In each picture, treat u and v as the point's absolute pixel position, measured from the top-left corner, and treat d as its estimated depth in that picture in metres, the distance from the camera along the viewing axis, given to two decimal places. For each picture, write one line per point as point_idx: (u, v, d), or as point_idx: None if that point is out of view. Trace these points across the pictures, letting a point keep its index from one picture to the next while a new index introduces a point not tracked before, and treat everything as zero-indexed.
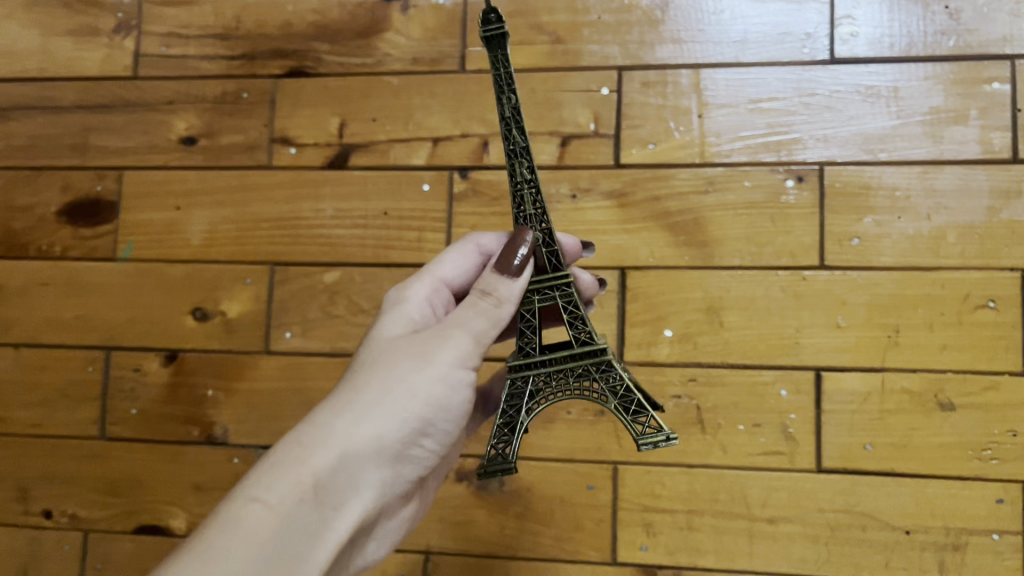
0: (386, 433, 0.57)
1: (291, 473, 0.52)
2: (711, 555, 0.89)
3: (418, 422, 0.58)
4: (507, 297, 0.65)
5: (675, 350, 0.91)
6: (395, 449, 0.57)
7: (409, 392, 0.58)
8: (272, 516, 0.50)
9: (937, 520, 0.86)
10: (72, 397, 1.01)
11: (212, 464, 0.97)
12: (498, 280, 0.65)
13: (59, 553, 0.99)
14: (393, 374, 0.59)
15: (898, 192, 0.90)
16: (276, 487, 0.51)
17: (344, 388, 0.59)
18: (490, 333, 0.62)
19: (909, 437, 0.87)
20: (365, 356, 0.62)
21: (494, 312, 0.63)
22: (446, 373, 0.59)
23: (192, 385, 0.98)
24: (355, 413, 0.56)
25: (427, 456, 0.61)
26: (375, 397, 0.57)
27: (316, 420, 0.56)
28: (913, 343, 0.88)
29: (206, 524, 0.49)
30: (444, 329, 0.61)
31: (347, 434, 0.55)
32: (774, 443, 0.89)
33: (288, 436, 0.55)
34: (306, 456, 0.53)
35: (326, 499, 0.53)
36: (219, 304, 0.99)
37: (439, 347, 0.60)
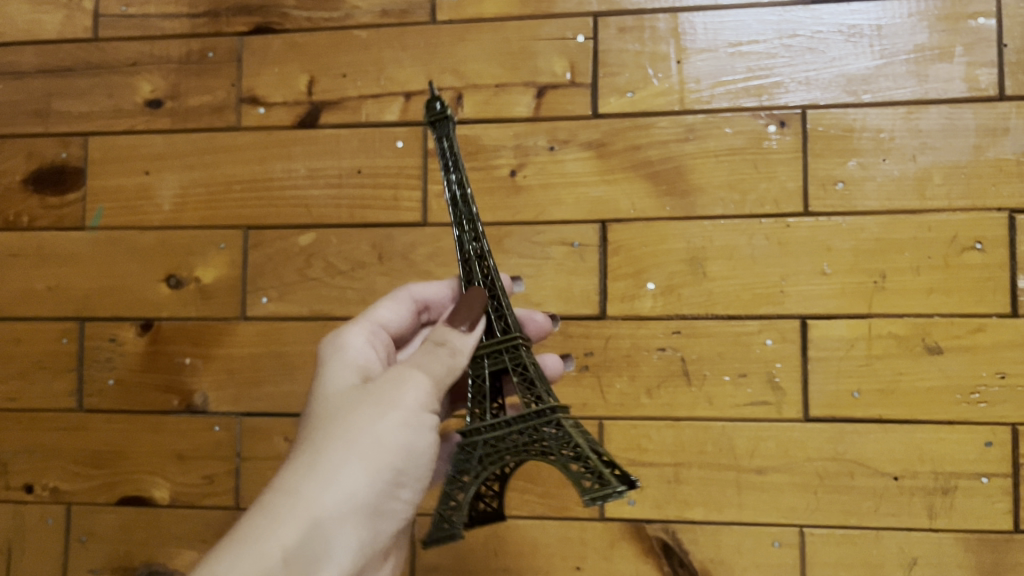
0: (355, 491, 0.55)
1: (256, 551, 0.51)
2: (699, 507, 0.88)
3: (389, 474, 0.57)
4: (462, 349, 0.63)
5: (658, 303, 0.90)
6: (368, 506, 0.56)
7: (374, 445, 0.56)
8: None
9: (925, 464, 0.86)
10: (48, 368, 0.99)
11: (193, 432, 0.95)
12: (455, 334, 0.64)
13: (43, 527, 0.98)
14: (356, 427, 0.57)
15: (882, 134, 0.88)
16: (238, 568, 0.50)
17: (307, 447, 0.57)
18: (447, 380, 0.61)
19: (896, 381, 0.86)
20: (324, 407, 0.60)
21: (448, 360, 0.62)
22: (411, 419, 0.58)
23: (169, 354, 0.97)
24: (321, 475, 0.55)
25: (404, 506, 0.59)
26: (338, 455, 0.56)
27: (280, 488, 0.55)
28: (900, 288, 0.87)
29: None
30: (400, 372, 0.60)
31: (312, 499, 0.54)
32: (760, 393, 0.88)
33: (252, 508, 0.54)
34: (268, 531, 0.52)
35: (293, 571, 0.51)
36: (194, 271, 0.97)
37: (398, 393, 0.58)
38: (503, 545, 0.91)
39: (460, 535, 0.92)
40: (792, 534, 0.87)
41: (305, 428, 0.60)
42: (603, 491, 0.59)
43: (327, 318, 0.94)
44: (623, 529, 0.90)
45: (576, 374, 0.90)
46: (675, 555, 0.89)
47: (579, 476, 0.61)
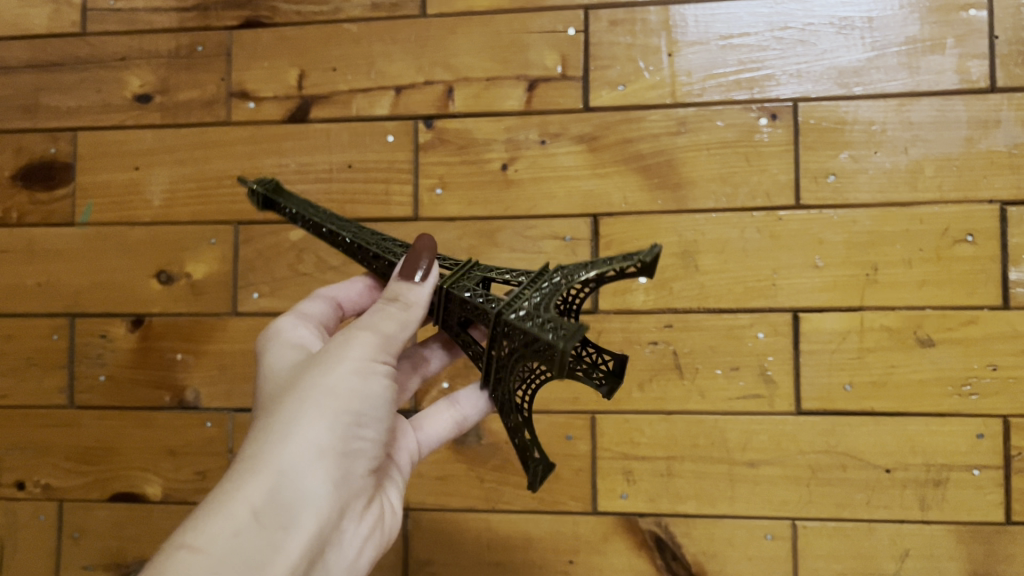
0: (316, 443, 0.55)
1: (223, 512, 0.50)
2: (692, 500, 0.89)
3: (348, 417, 0.56)
4: (414, 299, 0.62)
5: (651, 296, 0.90)
6: (331, 451, 0.55)
7: (327, 393, 0.56)
8: (208, 556, 0.48)
9: (917, 457, 0.86)
10: (39, 365, 0.99)
11: (185, 428, 0.95)
12: (403, 285, 0.62)
13: (35, 524, 0.98)
14: (309, 385, 0.57)
15: (874, 126, 0.88)
16: (206, 531, 0.49)
17: (262, 416, 0.57)
18: (400, 336, 0.60)
19: (888, 374, 0.87)
20: (277, 383, 0.60)
21: (401, 316, 0.61)
22: (361, 364, 0.58)
23: (160, 350, 0.96)
24: (278, 434, 0.55)
25: (368, 447, 0.59)
26: (292, 410, 0.55)
27: (242, 455, 0.55)
28: (891, 280, 0.87)
29: None
30: (346, 334, 0.60)
31: (273, 457, 0.54)
32: (752, 386, 0.88)
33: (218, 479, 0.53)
34: (233, 492, 0.52)
35: (265, 525, 0.51)
36: (184, 266, 0.97)
37: (346, 348, 0.58)
38: (496, 539, 0.91)
39: (453, 529, 0.92)
40: (785, 526, 0.87)
41: (261, 404, 0.60)
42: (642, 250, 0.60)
43: None
44: (617, 523, 0.90)
45: None
46: (668, 548, 0.89)
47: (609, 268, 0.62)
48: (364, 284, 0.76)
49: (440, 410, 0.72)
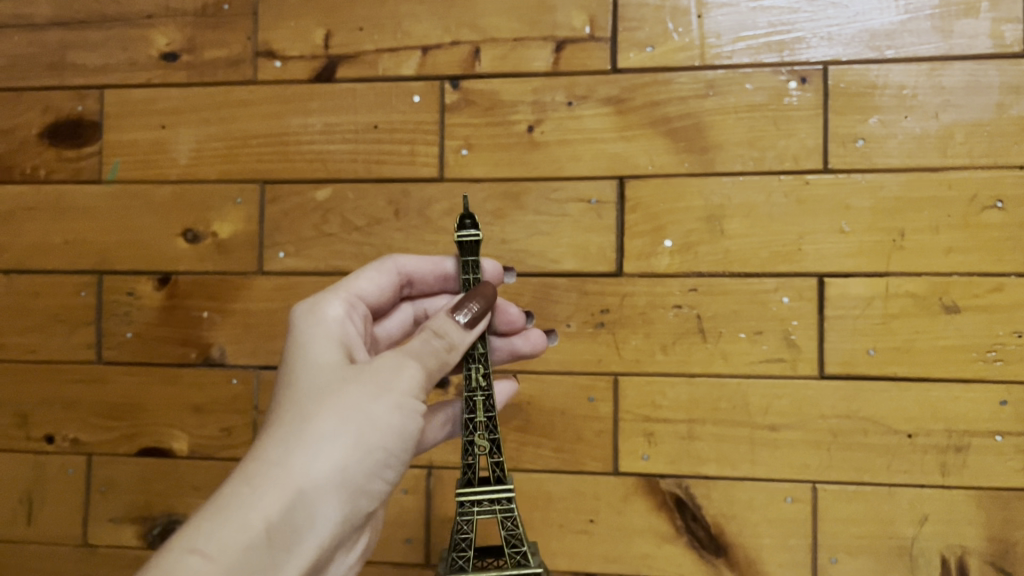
0: (339, 468, 0.56)
1: (239, 521, 0.51)
2: (713, 463, 0.89)
3: (378, 452, 0.58)
4: (458, 343, 0.63)
5: (675, 260, 0.90)
6: (354, 482, 0.57)
7: (366, 422, 0.57)
8: (212, 568, 0.49)
9: (939, 422, 0.86)
10: (67, 321, 1.00)
11: (211, 385, 0.96)
12: (454, 327, 0.63)
13: (63, 477, 0.99)
14: (348, 404, 0.57)
15: (905, 91, 0.87)
16: (218, 541, 0.50)
17: (292, 417, 0.57)
18: (436, 375, 0.61)
19: (913, 340, 0.86)
20: (311, 379, 0.60)
21: (443, 355, 0.62)
22: (405, 400, 0.58)
23: (187, 308, 0.97)
24: (306, 448, 0.55)
25: (388, 481, 0.60)
26: (326, 429, 0.56)
27: (263, 457, 0.55)
28: (918, 247, 0.87)
29: (140, 574, 0.48)
30: (398, 356, 0.60)
31: (299, 473, 0.54)
32: (775, 350, 0.88)
33: (237, 475, 0.54)
34: (249, 502, 0.52)
35: (274, 544, 0.52)
36: (210, 225, 0.97)
37: (393, 376, 0.59)
38: (517, 499, 0.92)
39: None
40: (805, 489, 0.88)
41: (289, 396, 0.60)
42: None
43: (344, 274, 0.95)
44: (637, 484, 0.91)
45: (591, 331, 0.91)
46: (688, 509, 0.90)
47: None
48: (432, 271, 0.79)
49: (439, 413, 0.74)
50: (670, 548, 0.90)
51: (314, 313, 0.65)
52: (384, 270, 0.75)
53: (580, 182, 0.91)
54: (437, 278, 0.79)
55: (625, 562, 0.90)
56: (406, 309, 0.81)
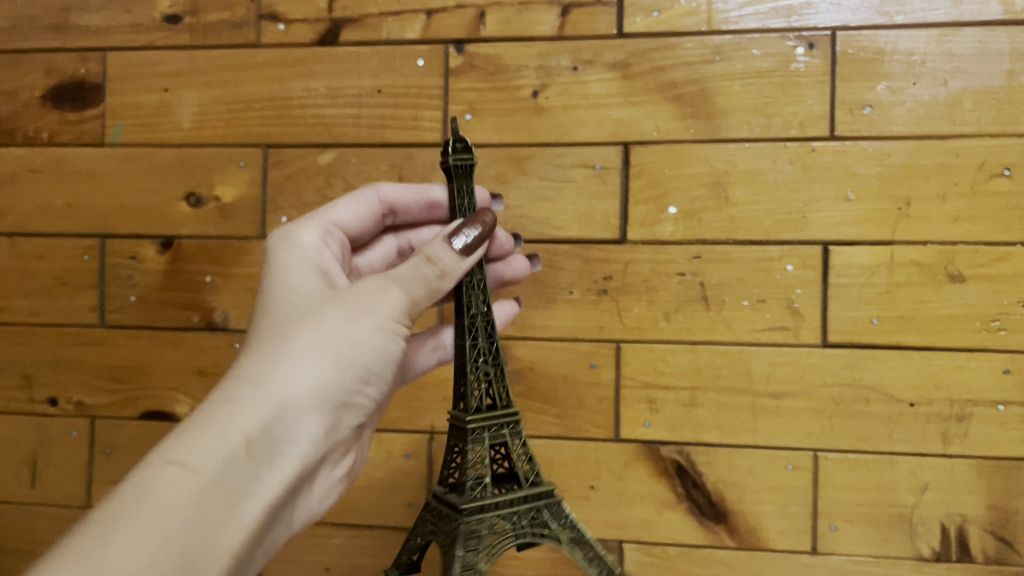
0: (319, 386, 0.56)
1: (218, 433, 0.51)
2: (715, 430, 0.89)
3: (356, 372, 0.58)
4: (450, 270, 0.64)
5: (680, 227, 0.90)
6: (331, 400, 0.57)
7: (346, 342, 0.57)
8: (192, 479, 0.49)
9: (941, 391, 0.86)
10: (71, 285, 1.00)
11: (214, 349, 0.97)
12: (448, 254, 0.64)
13: (67, 439, 1.00)
14: (329, 324, 0.58)
15: (914, 57, 0.86)
16: (198, 451, 0.50)
17: (272, 337, 0.58)
18: (423, 300, 0.62)
19: (917, 308, 0.86)
20: (290, 305, 0.61)
21: (433, 281, 0.63)
22: (384, 322, 0.59)
23: (190, 272, 0.97)
24: (285, 366, 0.56)
25: (365, 399, 0.61)
26: (307, 348, 0.57)
27: (243, 375, 0.55)
28: (924, 215, 0.86)
29: (118, 486, 0.48)
30: (382, 281, 0.61)
31: (278, 390, 0.55)
32: (779, 318, 0.88)
33: (216, 392, 0.54)
34: (228, 416, 0.52)
35: (254, 457, 0.52)
36: (213, 189, 0.97)
37: (376, 300, 0.60)
38: None
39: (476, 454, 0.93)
40: (806, 457, 0.88)
41: (267, 321, 0.60)
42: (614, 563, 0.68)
43: None
44: (638, 451, 0.91)
45: (594, 298, 0.91)
46: (688, 476, 0.90)
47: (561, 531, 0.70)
48: (418, 199, 0.79)
49: (430, 340, 0.77)
50: (671, 514, 0.90)
51: (290, 239, 0.67)
52: (365, 199, 0.76)
53: (584, 148, 0.91)
54: (422, 207, 0.80)
55: (626, 528, 0.91)
56: (389, 240, 0.82)
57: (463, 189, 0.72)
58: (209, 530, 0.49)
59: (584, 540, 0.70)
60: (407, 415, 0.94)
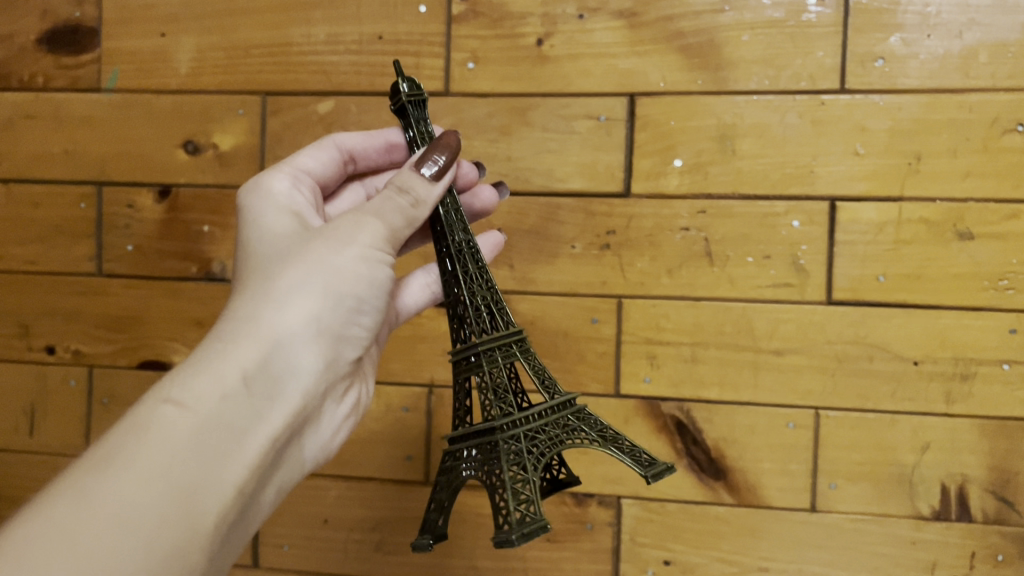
0: (309, 318, 0.57)
1: (212, 369, 0.51)
2: (716, 387, 0.89)
3: (345, 304, 0.58)
4: (425, 199, 0.62)
5: (685, 180, 0.88)
6: (322, 333, 0.57)
7: (331, 274, 0.58)
8: (190, 415, 0.49)
9: (946, 351, 0.85)
10: (68, 233, 0.99)
11: (212, 299, 0.96)
12: (420, 181, 0.62)
13: (65, 388, 0.99)
14: (313, 258, 0.58)
15: (929, 8, 0.84)
16: (193, 387, 0.50)
17: (258, 278, 0.58)
18: (404, 232, 0.62)
19: (924, 267, 0.85)
20: (271, 250, 0.60)
21: (409, 211, 0.61)
22: (367, 252, 0.59)
23: (188, 222, 0.96)
24: (273, 303, 0.56)
25: (358, 334, 0.61)
26: (293, 283, 0.57)
27: (233, 317, 0.55)
28: (934, 171, 0.84)
29: (117, 427, 0.48)
30: (357, 215, 0.60)
31: (267, 326, 0.55)
32: (783, 275, 0.87)
33: (207, 336, 0.54)
34: (222, 355, 0.53)
35: (253, 392, 0.52)
36: (211, 137, 0.95)
37: (355, 231, 0.59)
38: None
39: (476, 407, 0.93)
40: (807, 416, 0.87)
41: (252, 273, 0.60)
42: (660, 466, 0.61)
43: None
44: (638, 406, 0.90)
45: (596, 252, 0.90)
46: (689, 432, 0.89)
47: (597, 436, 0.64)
48: (379, 142, 0.78)
49: (418, 277, 0.74)
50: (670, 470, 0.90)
51: (258, 189, 0.65)
52: (327, 147, 0.74)
53: (589, 98, 0.89)
54: (381, 150, 0.79)
55: (625, 483, 0.90)
56: (356, 188, 0.80)
57: (422, 119, 0.70)
58: (213, 459, 0.48)
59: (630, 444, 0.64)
60: (406, 367, 0.93)
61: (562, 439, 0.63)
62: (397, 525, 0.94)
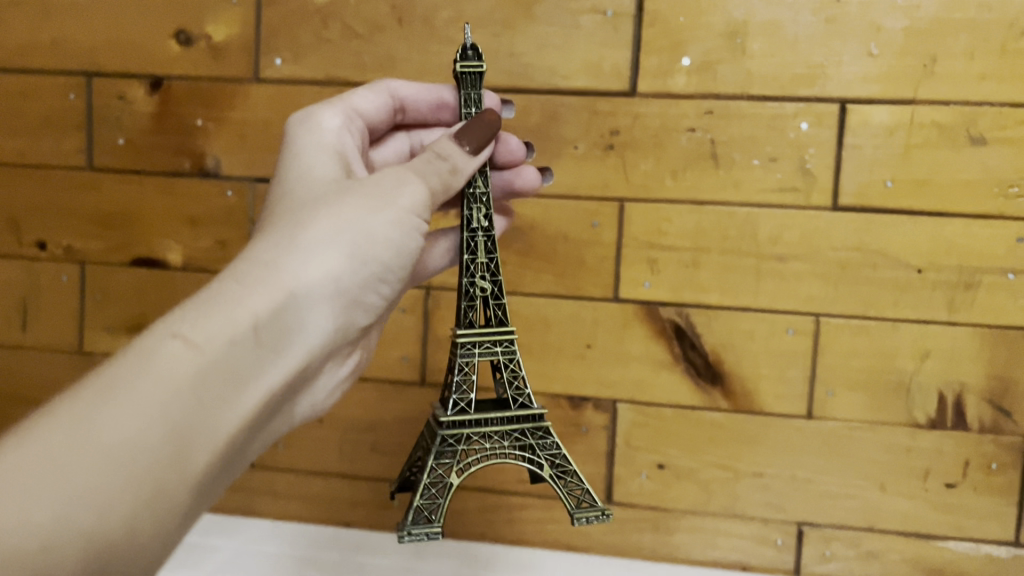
0: (333, 276, 0.53)
1: (228, 308, 0.49)
2: (716, 292, 0.88)
3: (371, 266, 0.56)
4: (461, 168, 0.63)
5: (692, 80, 0.85)
6: (340, 294, 0.54)
7: (361, 232, 0.55)
8: (194, 355, 0.46)
9: (952, 259, 0.84)
10: (57, 125, 0.96)
11: (206, 195, 0.94)
12: (459, 151, 0.63)
13: (57, 284, 0.98)
14: (346, 213, 0.55)
15: None
16: (204, 325, 0.47)
17: (288, 221, 0.55)
18: (440, 198, 0.61)
19: (933, 172, 0.83)
20: (306, 196, 0.57)
21: (447, 177, 0.62)
22: (403, 216, 0.57)
23: (181, 115, 0.94)
24: (297, 250, 0.53)
25: (375, 302, 0.58)
26: (323, 235, 0.54)
27: (255, 257, 0.52)
28: (949, 74, 0.82)
29: (119, 354, 0.45)
30: (399, 174, 0.59)
31: (289, 272, 0.52)
32: (790, 179, 0.85)
33: (227, 272, 0.51)
34: (239, 296, 0.50)
35: (261, 343, 0.50)
36: (204, 28, 0.92)
37: (395, 192, 0.57)
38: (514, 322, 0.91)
39: None
40: (807, 322, 0.86)
41: (280, 211, 0.57)
42: (590, 512, 0.70)
43: (342, 84, 0.90)
44: (637, 311, 0.89)
45: (599, 153, 0.88)
46: (686, 337, 0.89)
47: (547, 457, 0.71)
48: (434, 99, 0.75)
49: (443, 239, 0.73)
50: (667, 376, 0.90)
51: (312, 126, 0.64)
52: (380, 92, 0.72)
53: None
54: (433, 106, 0.75)
55: (621, 387, 0.90)
56: (401, 139, 0.78)
57: (474, 94, 0.69)
58: (207, 408, 0.46)
59: (568, 474, 0.71)
60: None
61: (509, 451, 0.71)
62: (391, 426, 0.94)
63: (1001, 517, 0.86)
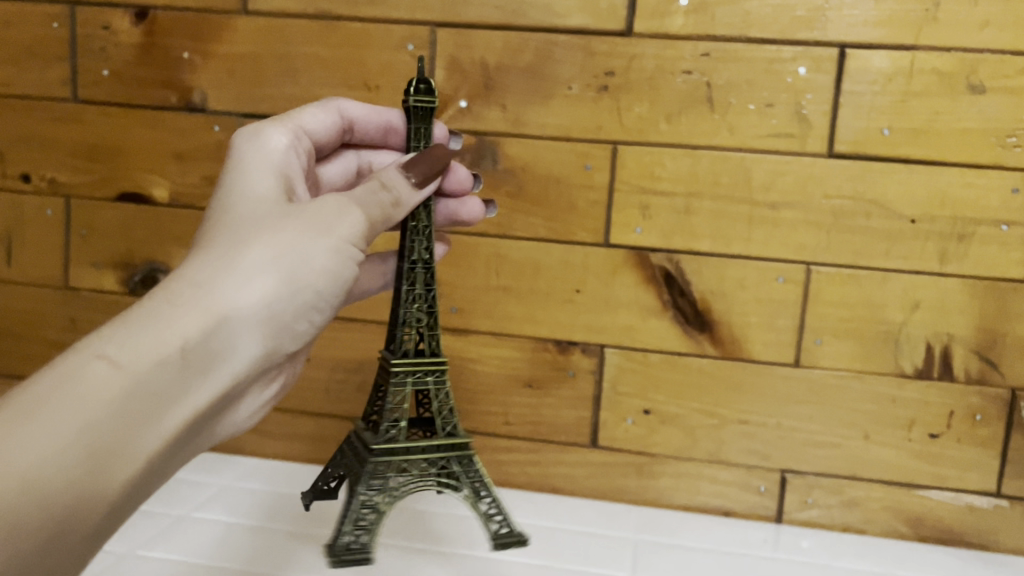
0: (267, 301, 0.52)
1: (158, 330, 0.48)
2: (707, 239, 0.87)
3: (306, 294, 0.54)
4: (403, 200, 0.62)
5: (689, 21, 0.84)
6: (273, 319, 0.53)
7: (300, 259, 0.54)
8: (118, 376, 0.45)
9: (945, 210, 0.83)
10: (40, 54, 0.94)
11: (192, 131, 0.92)
12: (405, 184, 0.62)
13: (41, 219, 0.97)
14: (286, 237, 0.54)
15: None
16: (130, 346, 0.46)
17: (226, 238, 0.54)
18: (379, 227, 0.60)
19: (931, 121, 0.82)
20: (246, 211, 0.56)
21: (389, 208, 0.60)
22: (342, 247, 0.56)
23: (166, 48, 0.91)
24: (232, 271, 0.52)
25: (310, 328, 0.57)
26: (260, 258, 0.52)
27: (189, 276, 0.51)
28: (952, 19, 0.80)
29: (43, 370, 0.44)
30: (343, 201, 0.57)
31: (222, 295, 0.51)
32: (785, 124, 0.84)
33: (159, 289, 0.50)
34: (169, 317, 0.48)
35: (187, 366, 0.48)
36: None
37: (336, 220, 0.56)
38: (503, 266, 0.91)
39: (462, 253, 0.91)
40: (798, 271, 0.86)
41: (219, 224, 0.55)
42: (509, 537, 0.69)
43: (332, 20, 0.88)
44: (628, 257, 0.88)
45: (593, 95, 0.86)
46: (676, 284, 0.88)
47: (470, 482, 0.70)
48: (384, 121, 0.75)
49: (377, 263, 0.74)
50: (655, 322, 0.89)
51: (257, 141, 0.62)
52: (330, 112, 0.70)
53: None
54: (381, 129, 0.75)
55: (609, 333, 0.90)
56: (350, 157, 0.76)
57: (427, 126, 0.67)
58: (128, 431, 0.45)
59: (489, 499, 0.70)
60: None
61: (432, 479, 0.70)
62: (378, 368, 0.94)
63: (981, 468, 0.86)
